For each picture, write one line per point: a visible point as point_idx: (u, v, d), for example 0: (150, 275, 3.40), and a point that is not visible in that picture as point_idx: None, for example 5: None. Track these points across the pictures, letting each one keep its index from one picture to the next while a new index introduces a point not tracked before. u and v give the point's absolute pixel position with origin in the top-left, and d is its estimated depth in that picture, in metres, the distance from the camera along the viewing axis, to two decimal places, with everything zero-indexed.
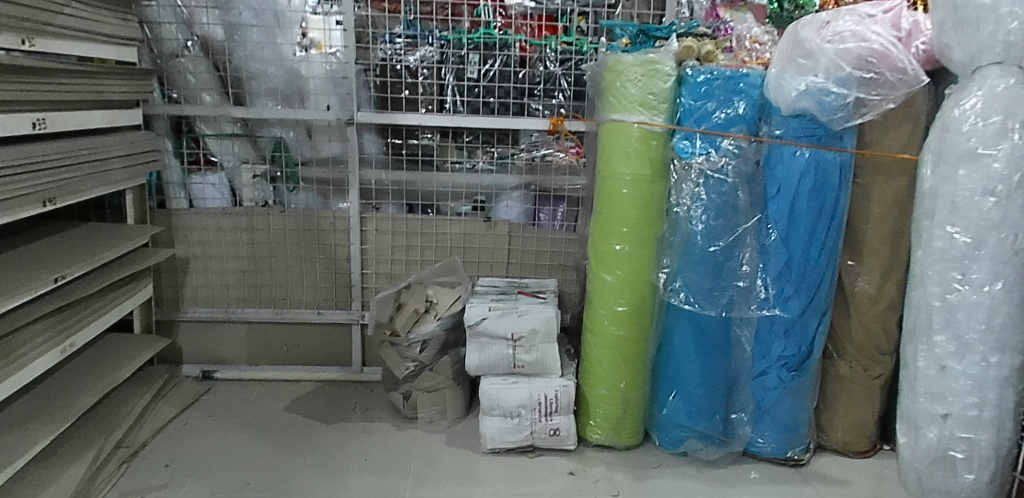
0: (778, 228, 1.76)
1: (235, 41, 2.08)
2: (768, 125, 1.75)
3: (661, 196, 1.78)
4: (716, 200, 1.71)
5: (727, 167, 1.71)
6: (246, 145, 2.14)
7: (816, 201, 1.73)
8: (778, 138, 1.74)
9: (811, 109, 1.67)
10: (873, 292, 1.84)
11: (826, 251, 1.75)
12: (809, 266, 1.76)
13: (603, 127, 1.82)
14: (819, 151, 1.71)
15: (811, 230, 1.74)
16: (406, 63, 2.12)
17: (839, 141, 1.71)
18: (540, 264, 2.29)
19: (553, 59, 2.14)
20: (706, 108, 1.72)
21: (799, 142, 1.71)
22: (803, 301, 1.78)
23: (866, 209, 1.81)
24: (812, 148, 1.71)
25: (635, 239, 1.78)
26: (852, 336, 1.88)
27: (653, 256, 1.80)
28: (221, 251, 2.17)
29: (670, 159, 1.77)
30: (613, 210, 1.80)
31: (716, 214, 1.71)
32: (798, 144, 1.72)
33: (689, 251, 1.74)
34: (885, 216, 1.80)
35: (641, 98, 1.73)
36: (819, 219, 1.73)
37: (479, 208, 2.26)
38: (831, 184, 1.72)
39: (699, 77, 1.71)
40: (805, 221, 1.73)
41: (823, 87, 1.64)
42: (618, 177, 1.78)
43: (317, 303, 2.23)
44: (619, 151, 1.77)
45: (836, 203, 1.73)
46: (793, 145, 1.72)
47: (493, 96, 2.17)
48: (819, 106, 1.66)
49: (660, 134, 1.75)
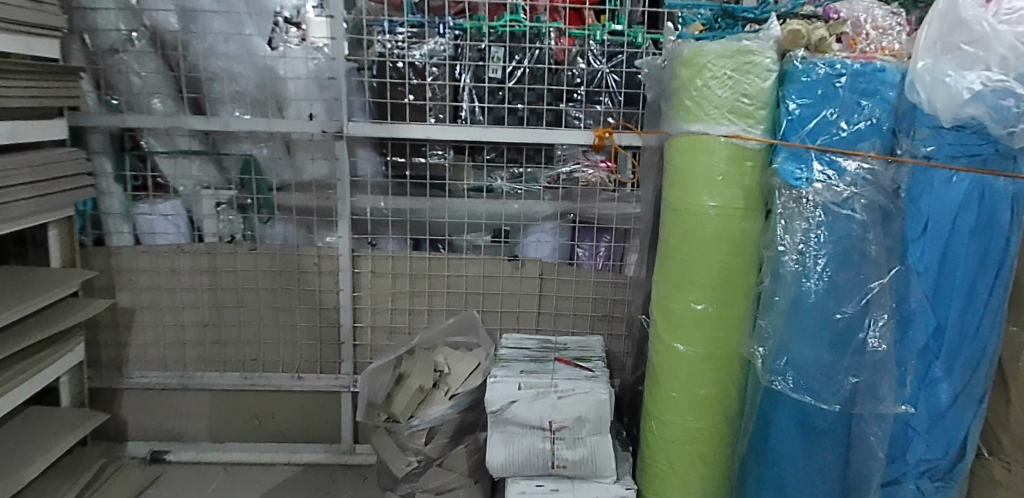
0: (924, 284, 1.25)
1: (191, 31, 1.61)
2: (912, 139, 1.24)
3: (756, 238, 1.31)
4: (838, 247, 1.22)
5: (853, 200, 1.22)
6: (206, 165, 1.66)
7: (980, 248, 1.22)
8: (924, 159, 1.22)
9: (980, 118, 1.16)
10: None
11: (989, 317, 1.25)
12: (965, 339, 1.25)
13: (675, 142, 1.35)
14: (982, 177, 1.19)
15: (971, 289, 1.23)
16: (411, 60, 1.64)
17: (1013, 163, 1.19)
18: (579, 315, 1.81)
19: (597, 53, 1.66)
20: (824, 116, 1.23)
21: (958, 163, 1.20)
22: (957, 386, 1.27)
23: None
24: (978, 173, 1.19)
25: (720, 297, 1.32)
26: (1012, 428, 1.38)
27: (744, 320, 1.33)
28: (176, 301, 1.70)
29: (768, 187, 1.30)
30: (689, 256, 1.32)
31: (838, 267, 1.22)
32: (955, 166, 1.20)
33: (797, 317, 1.24)
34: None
35: (731, 102, 1.26)
36: (983, 274, 1.23)
37: (501, 237, 1.77)
38: (1000, 223, 1.21)
39: (813, 73, 1.22)
40: (964, 276, 1.23)
41: (1002, 86, 1.13)
42: (698, 212, 1.30)
43: (296, 365, 1.76)
44: (698, 175, 1.30)
45: (1006, 250, 1.23)
46: (949, 168, 1.20)
47: (522, 101, 1.68)
48: (993, 114, 1.15)
49: (757, 153, 1.28)
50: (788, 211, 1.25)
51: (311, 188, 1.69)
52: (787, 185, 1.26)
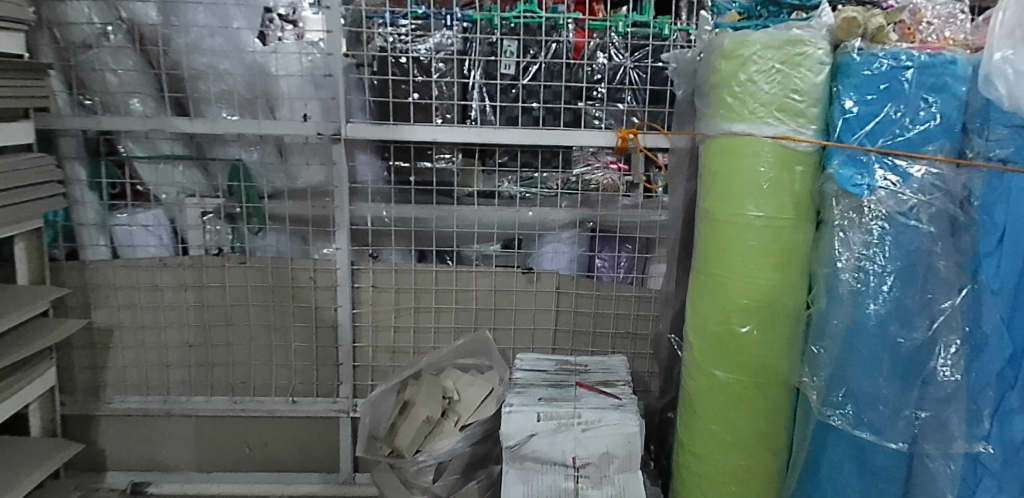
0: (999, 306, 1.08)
1: (172, 24, 1.45)
2: (985, 140, 1.07)
3: (806, 252, 1.17)
4: (904, 264, 1.07)
5: (920, 211, 1.07)
6: (191, 171, 1.52)
7: None
8: (1000, 162, 1.06)
9: None
10: None
11: None
12: None
13: (713, 143, 1.20)
14: None
15: None
16: (415, 56, 1.49)
17: None
18: (599, 333, 1.66)
19: (619, 46, 1.51)
20: (886, 115, 1.08)
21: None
22: None
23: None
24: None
25: (767, 318, 1.17)
26: None
27: (793, 343, 1.19)
28: (159, 319, 1.55)
29: (820, 194, 1.15)
30: (732, 272, 1.18)
31: (904, 287, 1.07)
32: None
33: (856, 344, 1.10)
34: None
35: (779, 100, 1.12)
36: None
37: (512, 243, 1.63)
38: None
39: (875, 66, 1.08)
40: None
41: None
42: (741, 223, 1.16)
43: (290, 388, 1.61)
44: (742, 181, 1.15)
45: None
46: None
47: (537, 99, 1.53)
48: None
49: (808, 155, 1.13)
50: (845, 222, 1.11)
51: (305, 195, 1.55)
52: (844, 193, 1.11)
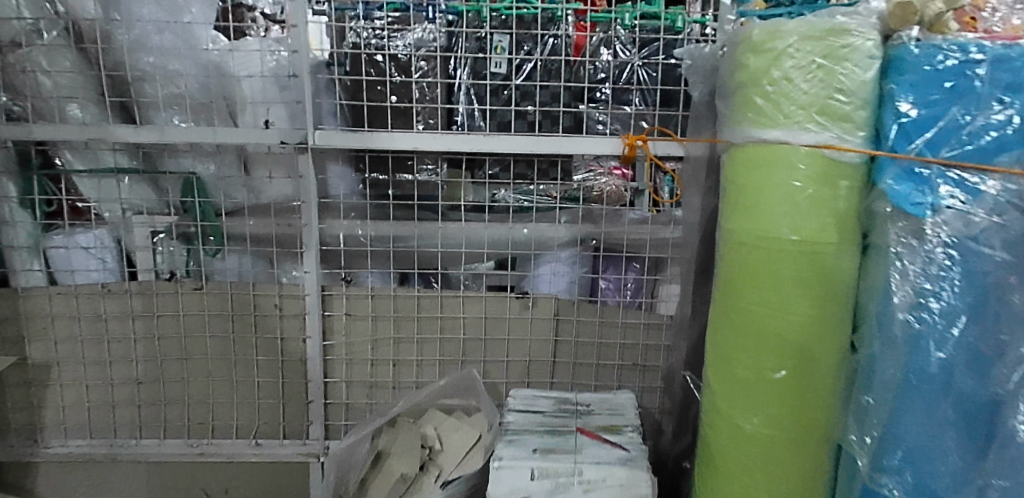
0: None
1: (114, 19, 1.27)
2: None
3: (850, 282, 0.97)
4: (976, 302, 0.86)
5: (994, 235, 0.85)
6: (139, 185, 1.33)
7: None
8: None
9: None
10: None
11: None
12: None
13: (739, 153, 1.01)
14: None
15: None
16: (393, 53, 1.31)
17: None
18: (603, 365, 1.47)
19: (626, 41, 1.33)
20: (952, 119, 0.88)
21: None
22: None
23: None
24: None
25: (803, 359, 0.98)
26: None
27: (834, 389, 1.00)
28: (104, 353, 1.37)
29: (867, 211, 0.96)
30: (762, 305, 0.99)
31: (976, 330, 0.86)
32: None
33: (915, 396, 0.90)
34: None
35: (820, 100, 0.93)
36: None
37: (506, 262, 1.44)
38: None
39: (939, 61, 0.89)
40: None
41: None
42: (773, 248, 0.97)
43: (254, 429, 1.43)
44: (773, 198, 0.96)
45: None
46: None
47: (532, 102, 1.34)
48: None
49: (854, 166, 0.94)
50: (902, 248, 0.92)
51: (269, 212, 1.36)
52: (900, 212, 0.92)
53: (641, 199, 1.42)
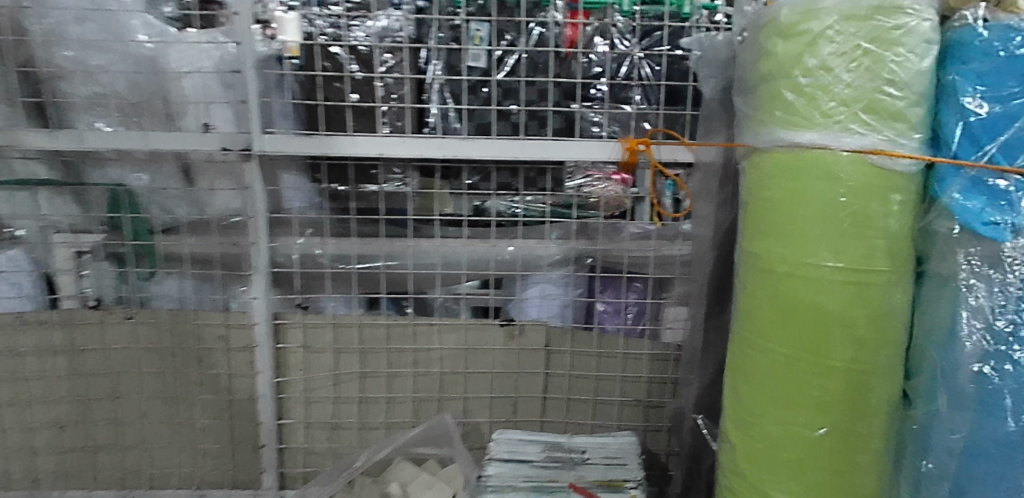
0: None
1: (24, 7, 1.09)
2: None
3: (902, 319, 0.79)
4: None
5: None
6: (59, 199, 1.15)
7: None
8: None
9: None
10: None
11: None
12: None
13: (763, 161, 0.83)
14: None
15: None
16: (353, 45, 1.12)
17: None
18: (602, 402, 1.28)
19: (625, 30, 1.14)
20: None
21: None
22: None
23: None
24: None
25: (849, 414, 0.80)
26: None
27: (884, 450, 0.81)
28: (20, 392, 1.18)
29: (923, 232, 0.79)
30: (797, 347, 0.80)
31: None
32: None
33: (994, 467, 0.72)
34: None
35: (867, 94, 0.75)
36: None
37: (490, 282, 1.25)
38: None
39: (1019, 46, 0.70)
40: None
41: None
42: (811, 277, 0.79)
43: (197, 478, 1.24)
44: (806, 218, 0.78)
45: None
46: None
47: (516, 100, 1.16)
48: None
49: (906, 177, 0.76)
50: (974, 278, 0.73)
51: (211, 229, 1.18)
52: (970, 235, 0.73)
53: (641, 207, 1.22)
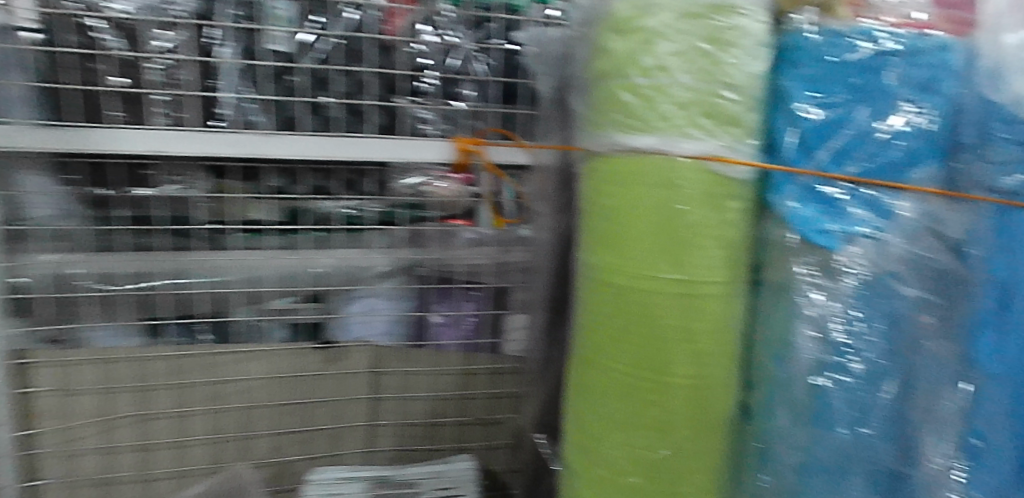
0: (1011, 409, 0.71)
1: None
2: (983, 162, 0.71)
3: (736, 328, 0.78)
4: (893, 353, 0.73)
5: (905, 266, 0.74)
6: None
7: None
8: (1009, 194, 0.69)
9: None
10: None
11: None
12: None
13: (602, 166, 0.78)
14: None
15: None
16: (117, 16, 0.90)
17: None
18: (438, 423, 1.17)
19: (456, 20, 1.03)
20: (862, 126, 0.72)
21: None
22: None
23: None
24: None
25: (690, 431, 0.76)
26: None
27: (720, 463, 0.79)
28: None
29: (757, 240, 0.79)
30: (638, 363, 0.76)
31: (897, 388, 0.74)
32: None
33: (826, 468, 0.74)
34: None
35: (704, 97, 0.73)
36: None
37: (306, 298, 1.08)
38: None
39: (846, 52, 0.71)
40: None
41: None
42: (652, 291, 0.74)
43: None
44: (645, 225, 0.74)
45: None
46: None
47: (331, 93, 1.01)
48: None
49: (739, 183, 0.75)
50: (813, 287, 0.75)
51: None
52: (804, 244, 0.75)
53: (480, 213, 1.12)
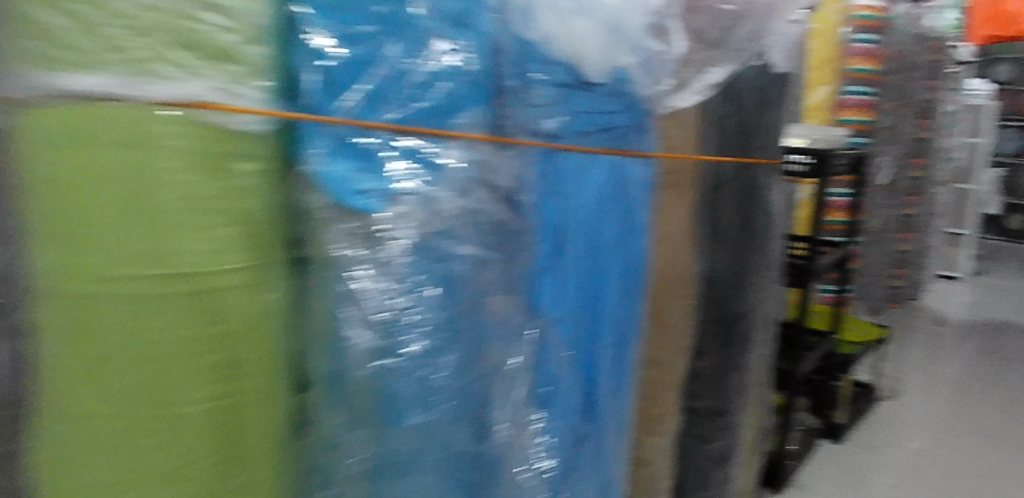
0: (564, 324, 0.83)
1: None
2: (525, 105, 0.76)
3: (277, 324, 0.62)
4: (461, 312, 0.69)
5: (459, 225, 0.68)
6: None
7: (623, 256, 0.90)
8: (547, 138, 0.78)
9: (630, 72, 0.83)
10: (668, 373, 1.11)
11: (632, 340, 0.94)
12: (613, 380, 0.92)
13: (27, 113, 0.49)
14: (619, 161, 0.86)
15: (618, 307, 0.90)
16: None
17: (641, 138, 0.90)
18: None
19: None
20: (389, 62, 0.62)
21: (592, 137, 0.82)
22: (611, 438, 0.93)
23: (672, 219, 1.03)
24: (616, 155, 0.86)
25: (227, 461, 0.59)
26: (649, 450, 1.13)
27: (277, 484, 0.65)
28: None
29: (294, 212, 0.62)
30: (138, 397, 0.54)
31: (474, 340, 0.71)
32: (589, 145, 0.82)
33: (397, 453, 0.67)
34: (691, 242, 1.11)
35: (174, 18, 0.51)
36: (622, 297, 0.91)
37: None
38: (637, 220, 0.91)
39: None
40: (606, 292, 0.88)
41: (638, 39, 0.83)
42: (139, 298, 0.52)
43: None
44: (114, 203, 0.50)
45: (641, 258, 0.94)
46: (581, 150, 0.81)
47: None
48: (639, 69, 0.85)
49: (254, 136, 0.57)
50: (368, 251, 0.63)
51: None
52: (341, 210, 0.62)
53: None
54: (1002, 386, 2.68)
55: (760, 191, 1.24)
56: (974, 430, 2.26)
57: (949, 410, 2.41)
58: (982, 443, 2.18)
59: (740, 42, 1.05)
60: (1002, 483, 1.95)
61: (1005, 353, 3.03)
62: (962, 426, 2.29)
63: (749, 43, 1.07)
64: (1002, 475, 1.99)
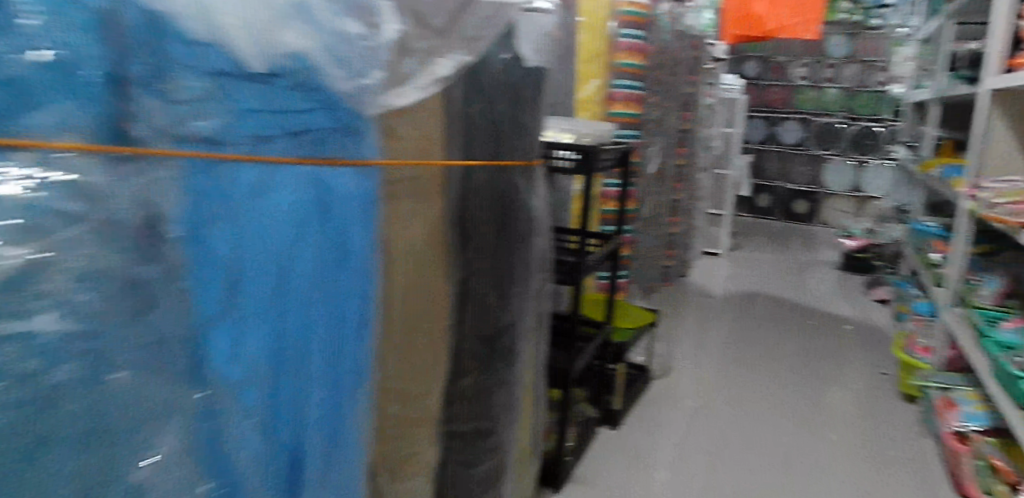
0: (248, 387, 0.64)
1: None
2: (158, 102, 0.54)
3: None
4: (39, 410, 0.46)
5: (24, 282, 0.45)
6: None
7: (335, 290, 0.72)
8: (202, 143, 0.58)
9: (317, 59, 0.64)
10: (409, 399, 1.00)
11: (354, 386, 0.77)
12: (327, 441, 0.74)
13: None
14: (318, 171, 0.68)
15: (331, 350, 0.73)
16: None
17: (350, 141, 0.72)
18: None
19: None
20: None
21: (279, 142, 0.64)
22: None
23: (404, 234, 0.92)
24: (316, 165, 0.68)
25: None
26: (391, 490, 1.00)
27: None
28: None
29: None
30: None
31: (76, 439, 0.50)
32: (274, 152, 0.64)
33: None
34: (434, 254, 1.00)
35: None
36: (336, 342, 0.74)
37: None
38: (354, 242, 0.74)
39: None
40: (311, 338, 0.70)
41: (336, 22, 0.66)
42: None
43: None
44: None
45: (365, 287, 0.77)
46: (252, 161, 0.62)
47: None
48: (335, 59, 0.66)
49: None
50: None
51: None
52: None
53: None
54: (747, 345, 3.05)
55: (521, 195, 1.16)
56: (729, 396, 2.49)
57: (711, 378, 2.64)
58: (735, 406, 2.41)
59: (476, 31, 0.94)
60: (749, 442, 2.16)
61: (755, 318, 3.42)
62: (720, 392, 2.52)
63: (488, 33, 0.97)
64: (746, 429, 2.24)
